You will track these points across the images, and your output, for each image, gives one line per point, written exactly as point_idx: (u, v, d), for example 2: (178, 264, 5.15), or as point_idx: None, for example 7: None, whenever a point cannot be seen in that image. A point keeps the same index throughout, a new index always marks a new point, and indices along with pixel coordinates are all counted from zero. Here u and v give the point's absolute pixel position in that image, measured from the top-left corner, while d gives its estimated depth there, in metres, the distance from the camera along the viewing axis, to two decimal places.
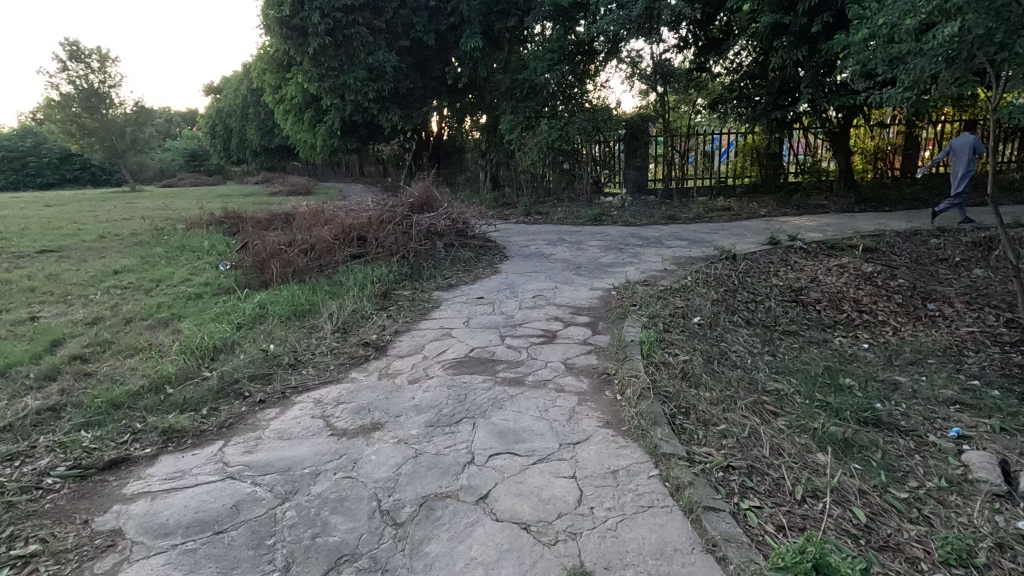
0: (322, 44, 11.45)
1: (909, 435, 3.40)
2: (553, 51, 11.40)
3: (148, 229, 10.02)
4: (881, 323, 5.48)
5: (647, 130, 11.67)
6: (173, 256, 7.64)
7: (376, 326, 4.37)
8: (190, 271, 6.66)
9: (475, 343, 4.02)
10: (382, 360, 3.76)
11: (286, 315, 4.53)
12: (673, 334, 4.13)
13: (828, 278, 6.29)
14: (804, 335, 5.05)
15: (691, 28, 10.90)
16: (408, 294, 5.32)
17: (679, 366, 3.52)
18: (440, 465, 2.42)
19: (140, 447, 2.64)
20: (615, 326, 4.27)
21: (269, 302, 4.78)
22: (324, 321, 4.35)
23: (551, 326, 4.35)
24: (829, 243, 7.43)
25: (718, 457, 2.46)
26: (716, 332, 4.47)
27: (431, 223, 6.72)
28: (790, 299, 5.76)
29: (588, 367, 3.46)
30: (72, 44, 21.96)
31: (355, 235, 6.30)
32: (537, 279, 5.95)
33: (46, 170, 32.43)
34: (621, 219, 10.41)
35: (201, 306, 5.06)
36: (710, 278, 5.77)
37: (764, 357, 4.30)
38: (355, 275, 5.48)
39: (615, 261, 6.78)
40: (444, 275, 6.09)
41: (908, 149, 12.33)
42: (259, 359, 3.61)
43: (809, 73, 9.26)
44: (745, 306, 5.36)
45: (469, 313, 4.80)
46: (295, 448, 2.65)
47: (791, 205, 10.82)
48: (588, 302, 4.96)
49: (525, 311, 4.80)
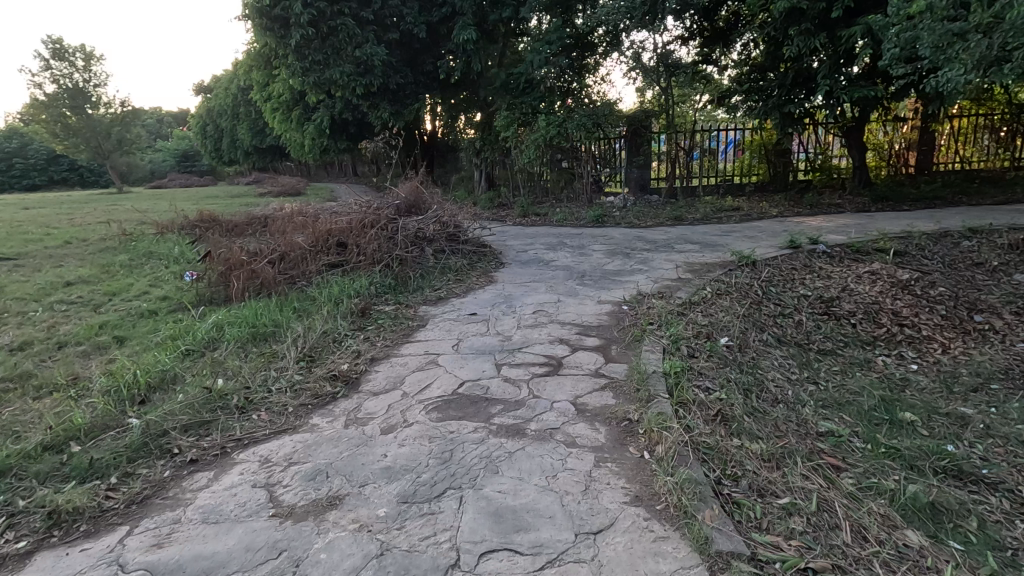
0: (306, 36, 10.74)
1: (1000, 492, 2.75)
2: (552, 42, 10.72)
3: (117, 234, 9.31)
4: (927, 339, 4.84)
5: (650, 127, 11.05)
6: (137, 265, 6.94)
7: (348, 353, 3.70)
8: (150, 283, 5.97)
9: (466, 375, 3.36)
10: (352, 401, 3.08)
11: (245, 339, 3.86)
12: (701, 362, 3.48)
13: (859, 286, 5.64)
14: (842, 357, 4.42)
15: (697, 16, 10.31)
16: (390, 310, 4.65)
17: (715, 408, 2.87)
18: (413, 572, 1.76)
19: (12, 540, 1.98)
20: (632, 351, 3.62)
21: (226, 323, 4.10)
22: (287, 348, 3.68)
23: (557, 351, 3.69)
24: (854, 246, 6.80)
25: (791, 556, 1.82)
26: (748, 356, 3.83)
27: (419, 227, 6.06)
28: (822, 312, 5.12)
29: (603, 410, 2.80)
30: (55, 42, 21.15)
31: (334, 242, 5.65)
32: (537, 290, 5.31)
33: (32, 173, 31.66)
34: (625, 220, 9.78)
35: (150, 327, 4.38)
36: (732, 289, 5.14)
37: (805, 387, 3.65)
38: (331, 289, 4.81)
39: (622, 268, 6.14)
40: (433, 286, 5.44)
41: (923, 144, 11.70)
42: (202, 402, 2.95)
43: (828, 63, 8.61)
44: (773, 322, 4.71)
45: (460, 334, 4.15)
46: (220, 538, 1.98)
47: (804, 204, 10.22)
48: (596, 320, 4.31)
49: (524, 331, 4.14)
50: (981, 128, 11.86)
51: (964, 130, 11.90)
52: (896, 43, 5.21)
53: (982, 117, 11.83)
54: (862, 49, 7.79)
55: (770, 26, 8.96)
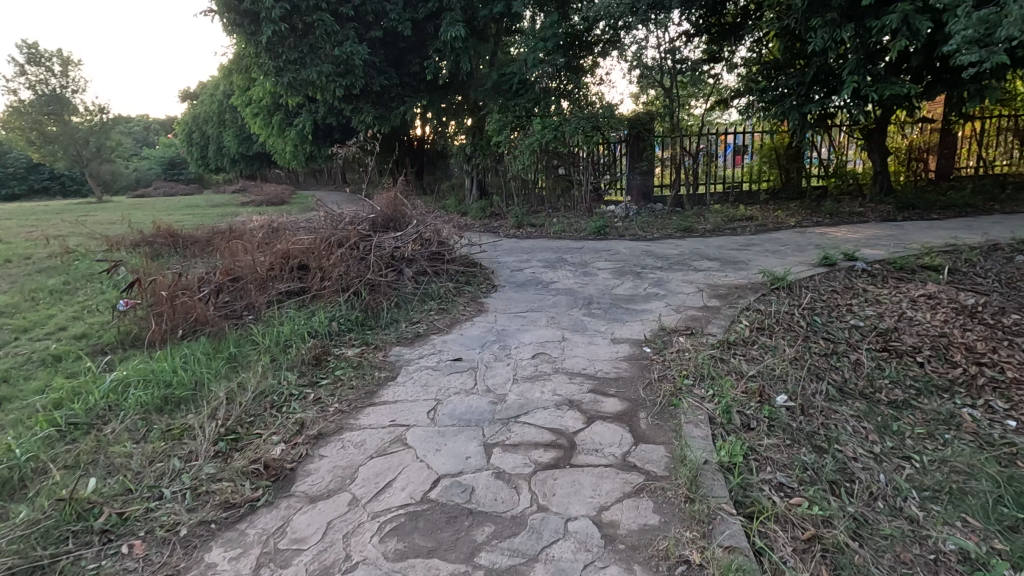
0: (278, 32, 9.74)
1: None
2: (546, 40, 9.82)
3: (62, 249, 8.27)
4: (1016, 383, 3.94)
5: (652, 130, 10.24)
6: (71, 291, 5.94)
7: (285, 428, 2.76)
8: (74, 315, 4.98)
9: (442, 465, 2.42)
10: (277, 516, 2.14)
11: (150, 407, 2.90)
12: (762, 440, 2.57)
13: (917, 313, 4.75)
14: (920, 413, 3.52)
15: (704, 10, 9.42)
16: (353, 355, 3.70)
17: (807, 528, 1.98)
18: None
19: None
20: (667, 423, 2.69)
21: (130, 379, 3.14)
22: (202, 423, 2.73)
23: (567, 423, 2.75)
24: (897, 263, 5.91)
25: None
26: (817, 423, 2.93)
27: (396, 246, 5.14)
28: (880, 347, 4.23)
29: (644, 542, 1.89)
30: (29, 46, 19.96)
31: (293, 264, 4.71)
32: (536, 324, 4.39)
33: (11, 181, 30.36)
34: (629, 231, 8.90)
35: (40, 382, 3.40)
36: (772, 322, 4.24)
37: (897, 466, 2.73)
38: (279, 329, 3.85)
39: (635, 292, 5.24)
40: (409, 319, 4.49)
41: (945, 147, 10.87)
42: (50, 525, 2.02)
43: (857, 56, 7.70)
44: (828, 365, 3.81)
45: (439, 391, 3.21)
46: None
47: (822, 212, 9.42)
48: (613, 369, 3.38)
49: (522, 387, 3.20)
50: (1006, 130, 11.01)
51: (988, 131, 11.04)
52: (970, 25, 4.39)
53: (1006, 117, 10.99)
54: (897, 41, 6.90)
55: (791, 16, 8.13)
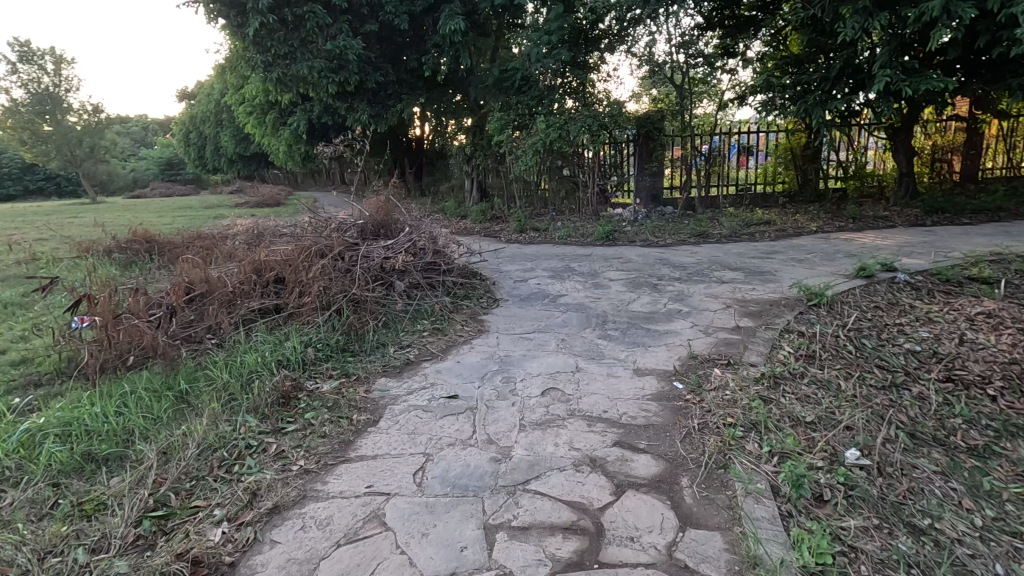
0: (267, 23, 9.15)
1: None
2: (551, 34, 9.12)
3: (29, 255, 7.66)
4: None
5: (663, 129, 9.58)
6: (28, 305, 5.32)
7: (234, 499, 2.17)
8: (20, 335, 4.40)
9: (432, 562, 1.82)
10: None
11: (65, 469, 2.32)
12: (845, 522, 1.99)
13: (980, 335, 4.10)
14: (1009, 463, 2.77)
15: (716, 2, 8.94)
16: (329, 392, 3.11)
17: None
18: None
19: None
20: (722, 500, 2.08)
21: (50, 429, 2.55)
22: (125, 494, 2.15)
23: (591, 494, 2.15)
24: (942, 274, 5.34)
25: None
26: (903, 491, 2.31)
27: (385, 256, 4.55)
28: (944, 377, 3.55)
29: None
30: (21, 44, 19.31)
31: (268, 278, 4.13)
32: (545, 348, 3.79)
33: (6, 181, 29.68)
34: (640, 236, 8.31)
35: None
36: (819, 349, 3.62)
37: (1012, 550, 2.11)
38: (241, 362, 3.24)
39: (656, 309, 4.64)
40: (397, 342, 3.89)
41: (971, 147, 10.27)
42: None
43: (889, 48, 7.07)
44: (890, 402, 3.16)
45: (428, 443, 2.59)
46: None
47: (845, 216, 8.78)
48: (640, 414, 2.77)
49: (530, 438, 2.60)
50: None
51: (1016, 130, 10.48)
52: None
53: None
54: (937, 31, 6.28)
55: (817, 4, 7.55)
